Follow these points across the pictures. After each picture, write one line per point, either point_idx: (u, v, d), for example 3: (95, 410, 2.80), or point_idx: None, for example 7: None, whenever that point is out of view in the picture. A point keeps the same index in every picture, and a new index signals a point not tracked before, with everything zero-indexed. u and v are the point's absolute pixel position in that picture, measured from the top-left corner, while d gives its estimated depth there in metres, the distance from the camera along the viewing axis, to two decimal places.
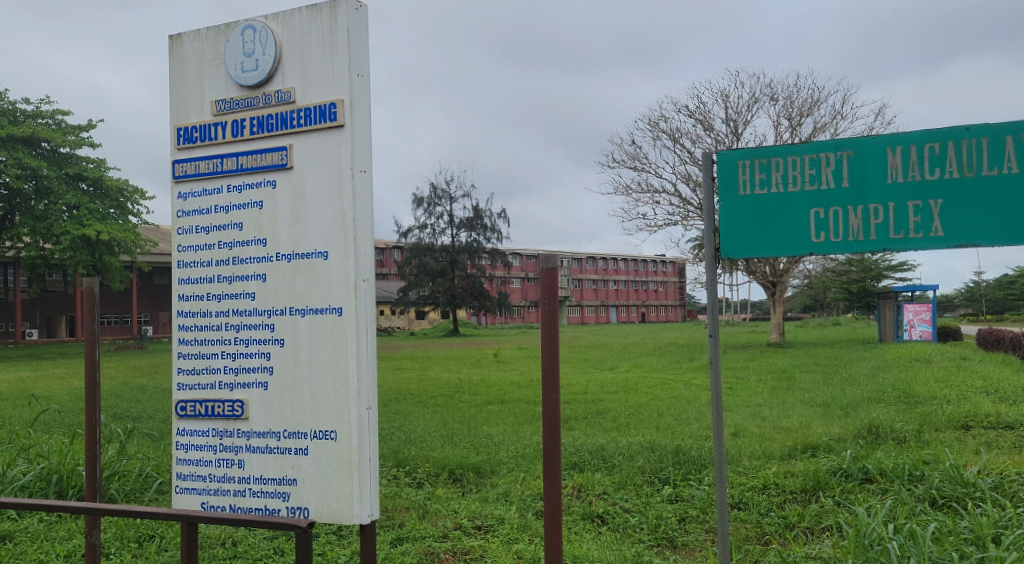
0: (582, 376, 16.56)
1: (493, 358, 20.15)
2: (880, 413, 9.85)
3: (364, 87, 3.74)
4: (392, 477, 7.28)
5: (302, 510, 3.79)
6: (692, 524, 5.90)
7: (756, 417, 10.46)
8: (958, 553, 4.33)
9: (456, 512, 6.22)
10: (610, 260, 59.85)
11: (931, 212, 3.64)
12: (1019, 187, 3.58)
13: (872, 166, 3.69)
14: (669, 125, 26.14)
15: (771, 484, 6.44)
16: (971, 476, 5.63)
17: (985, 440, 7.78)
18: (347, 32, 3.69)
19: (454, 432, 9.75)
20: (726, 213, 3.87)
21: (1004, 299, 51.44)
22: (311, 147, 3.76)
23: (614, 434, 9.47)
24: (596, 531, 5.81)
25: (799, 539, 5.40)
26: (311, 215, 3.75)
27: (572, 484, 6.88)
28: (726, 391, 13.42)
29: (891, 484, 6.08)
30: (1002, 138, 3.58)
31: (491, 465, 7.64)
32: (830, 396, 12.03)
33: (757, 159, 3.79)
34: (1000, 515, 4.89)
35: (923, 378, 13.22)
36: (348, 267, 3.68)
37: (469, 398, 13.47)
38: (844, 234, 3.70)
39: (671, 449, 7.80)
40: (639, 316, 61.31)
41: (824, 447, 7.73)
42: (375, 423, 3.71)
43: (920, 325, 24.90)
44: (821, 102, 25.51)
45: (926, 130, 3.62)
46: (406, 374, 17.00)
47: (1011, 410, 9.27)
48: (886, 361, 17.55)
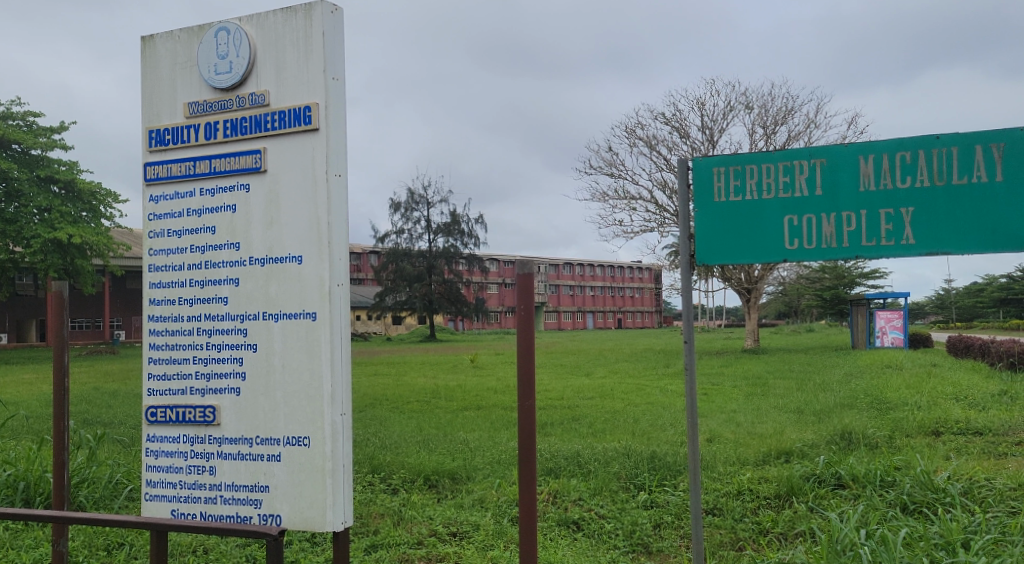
0: (559, 382, 16.55)
1: (470, 364, 20.12)
2: (852, 419, 9.94)
3: (339, 91, 3.71)
4: (366, 483, 7.24)
5: (274, 517, 3.75)
6: (667, 530, 5.90)
7: (731, 423, 10.51)
8: (928, 557, 4.38)
9: (432, 518, 6.20)
10: (587, 266, 59.98)
11: (902, 220, 3.67)
12: (988, 196, 3.61)
13: (845, 175, 3.72)
14: (645, 132, 26.36)
15: (745, 489, 6.47)
16: (940, 481, 5.70)
17: (956, 445, 7.87)
18: (322, 35, 3.67)
19: (429, 438, 9.70)
20: (701, 220, 3.88)
21: (973, 306, 52.15)
22: (285, 150, 3.73)
23: (589, 440, 9.47)
24: (571, 537, 5.80)
25: (773, 545, 5.44)
26: (285, 218, 3.72)
27: (548, 490, 6.87)
28: (701, 397, 13.49)
29: (863, 490, 6.13)
30: (971, 147, 3.62)
31: (466, 471, 7.62)
32: (803, 402, 12.12)
33: (731, 166, 3.84)
34: (970, 520, 4.95)
35: (895, 385, 13.36)
36: (322, 271, 3.66)
37: (445, 404, 13.42)
38: (817, 241, 3.74)
39: (646, 455, 7.81)
40: (616, 321, 61.52)
41: (797, 453, 7.78)
42: (349, 429, 3.68)
43: (891, 332, 25.05)
44: (795, 111, 25.83)
45: (897, 139, 3.67)
46: (382, 379, 16.95)
47: (981, 416, 9.38)
48: (858, 367, 17.72)
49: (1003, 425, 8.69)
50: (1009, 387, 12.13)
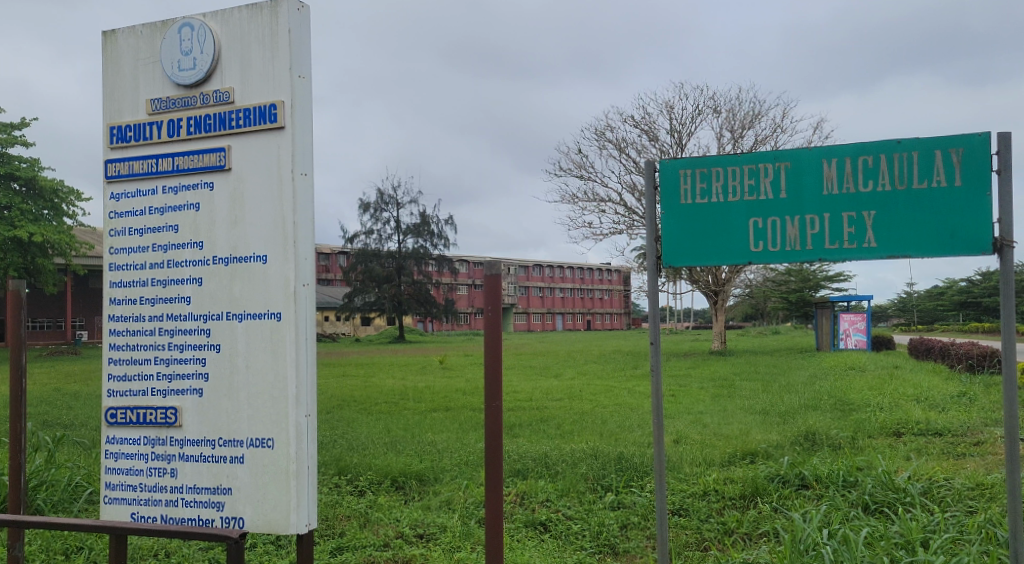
0: (528, 383, 16.52)
1: (439, 365, 20.03)
2: (816, 420, 10.07)
3: (305, 89, 3.68)
4: (333, 485, 7.19)
5: (236, 520, 3.70)
6: (633, 530, 5.92)
7: (698, 424, 10.58)
8: (888, 556, 4.45)
9: (398, 520, 6.15)
10: (556, 268, 60.07)
11: (864, 223, 3.71)
12: (950, 200, 3.64)
13: (809, 178, 3.77)
14: (615, 135, 26.51)
15: (711, 490, 6.52)
16: (901, 482, 5.78)
17: (916, 447, 7.99)
18: (288, 32, 3.63)
19: (397, 440, 9.64)
20: (668, 222, 3.90)
21: (934, 309, 53.04)
22: (249, 149, 3.69)
23: (557, 442, 9.45)
24: (538, 538, 5.80)
25: (738, 545, 5.48)
26: (249, 217, 3.68)
27: (515, 491, 6.87)
28: (668, 399, 13.56)
29: (825, 490, 6.21)
30: (932, 152, 3.66)
31: (434, 473, 7.58)
32: (769, 404, 12.25)
33: (697, 168, 3.87)
34: (929, 519, 5.03)
35: (858, 386, 13.54)
36: (288, 271, 3.62)
37: (414, 406, 13.33)
38: (781, 243, 3.79)
39: (613, 457, 7.84)
40: (585, 323, 61.67)
41: (762, 454, 7.85)
42: (314, 431, 3.65)
43: (855, 334, 25.38)
44: (763, 115, 26.09)
45: (859, 144, 3.71)
46: (350, 380, 16.80)
47: (942, 418, 9.53)
48: (823, 369, 17.90)
49: (963, 426, 8.85)
50: (968, 388, 12.35)
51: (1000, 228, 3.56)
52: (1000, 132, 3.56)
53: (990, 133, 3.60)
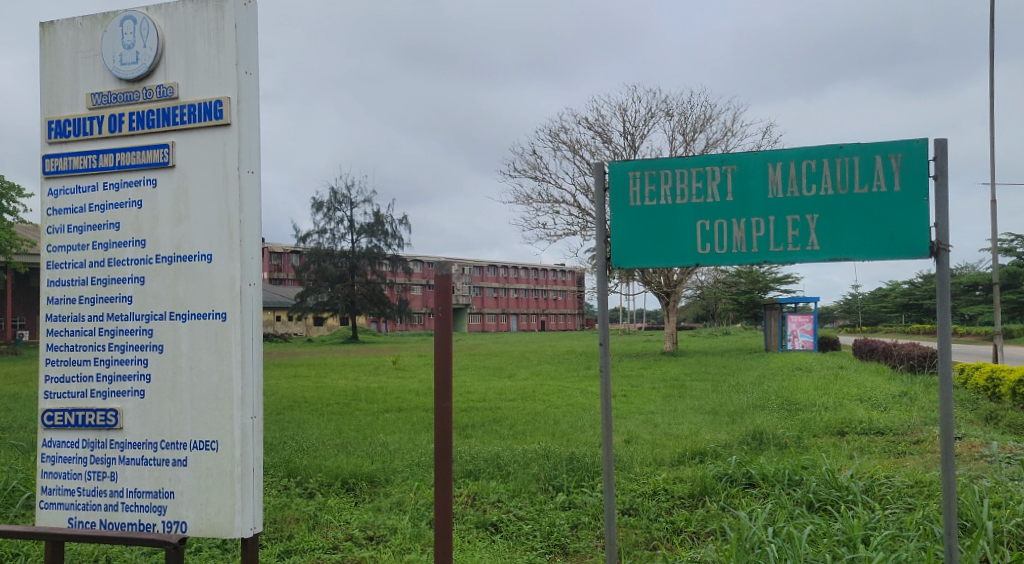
0: (482, 384, 16.49)
1: (392, 365, 19.91)
2: (763, 420, 10.25)
3: (252, 86, 3.63)
4: (282, 488, 7.09)
5: (179, 524, 3.63)
6: (583, 530, 5.95)
7: (648, 424, 10.66)
8: (831, 554, 4.54)
9: (349, 522, 6.11)
10: (510, 268, 60.08)
11: (808, 227, 3.78)
12: (889, 204, 3.72)
13: (755, 181, 3.83)
14: (569, 136, 26.65)
15: (660, 489, 6.59)
16: (844, 480, 5.91)
17: (859, 444, 8.20)
18: (234, 28, 3.57)
19: (348, 441, 9.58)
20: (617, 224, 3.94)
21: (878, 311, 54.41)
22: (194, 145, 3.63)
23: (510, 442, 9.48)
24: (489, 539, 5.80)
25: (686, 543, 5.54)
26: (194, 215, 3.61)
27: (466, 492, 6.86)
28: (620, 399, 13.64)
29: (772, 488, 6.31)
30: (872, 157, 3.73)
31: (385, 474, 7.54)
32: (718, 404, 12.41)
33: (646, 170, 3.89)
34: (870, 517, 5.14)
35: (803, 386, 13.80)
36: (233, 270, 3.56)
37: (366, 406, 13.25)
38: (728, 246, 3.84)
39: (565, 457, 7.87)
40: (539, 324, 61.79)
41: (710, 453, 7.96)
42: (260, 433, 3.59)
43: (802, 335, 25.92)
44: (713, 119, 26.46)
45: (803, 148, 3.77)
46: (301, 381, 16.57)
47: (883, 417, 9.79)
48: (771, 370, 18.18)
49: (903, 425, 9.08)
50: (909, 388, 12.65)
51: (937, 231, 3.65)
52: (937, 138, 3.65)
53: (928, 140, 3.69)
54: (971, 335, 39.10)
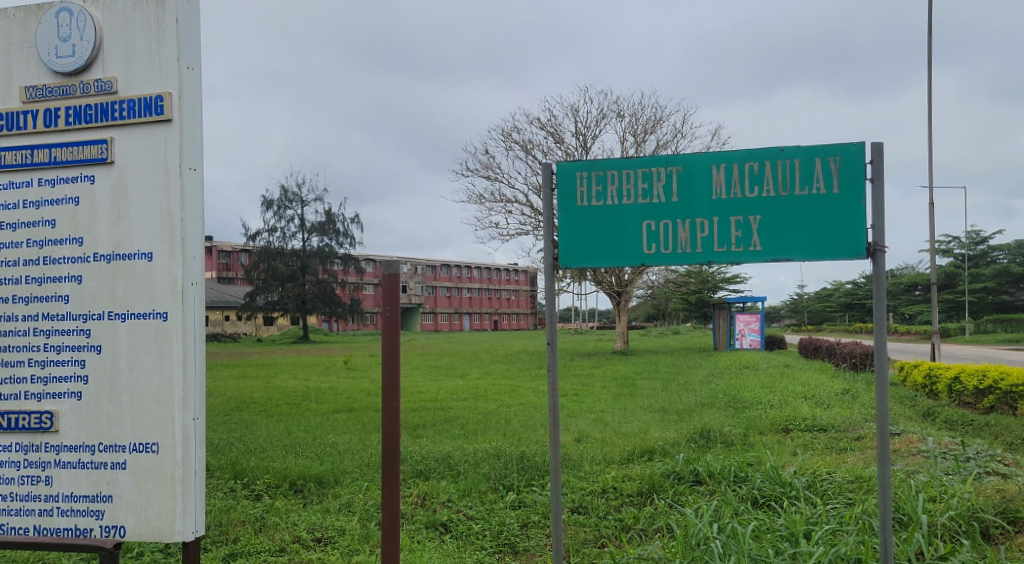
0: (434, 383, 16.46)
1: (343, 365, 19.71)
2: (710, 418, 10.39)
3: (194, 81, 3.57)
4: (228, 490, 6.97)
5: (117, 528, 3.55)
6: (533, 529, 5.97)
7: (599, 423, 10.71)
8: (774, 549, 4.63)
9: (296, 524, 6.03)
10: (462, 267, 59.92)
11: (750, 227, 3.84)
12: (828, 206, 3.79)
13: (698, 183, 3.89)
14: (521, 136, 26.67)
15: (609, 487, 6.64)
16: (787, 476, 6.03)
17: (803, 441, 8.38)
18: (176, 22, 3.50)
19: (297, 442, 9.47)
20: (565, 223, 3.98)
21: (823, 310, 55.72)
22: (133, 140, 3.55)
23: (461, 442, 9.48)
24: (439, 539, 5.79)
25: (634, 541, 5.58)
26: (133, 213, 3.54)
27: (416, 492, 6.83)
28: (571, 398, 13.68)
29: (718, 485, 6.39)
30: (812, 160, 3.81)
31: (334, 474, 7.46)
32: (667, 402, 12.57)
33: (593, 171, 3.93)
34: (813, 512, 5.24)
35: (750, 385, 14.01)
36: (175, 269, 3.50)
37: (315, 407, 13.10)
38: (673, 246, 3.88)
39: (515, 456, 7.89)
40: (492, 323, 61.79)
41: (659, 451, 8.04)
42: (202, 435, 3.53)
43: (750, 334, 26.35)
44: (664, 120, 26.71)
45: (746, 150, 3.84)
46: (250, 381, 16.30)
47: (826, 413, 10.03)
48: (719, 368, 18.53)
49: (845, 422, 9.31)
50: (851, 386, 12.92)
51: (874, 232, 3.74)
52: (874, 141, 3.74)
53: (865, 143, 3.78)
54: (911, 334, 40.15)
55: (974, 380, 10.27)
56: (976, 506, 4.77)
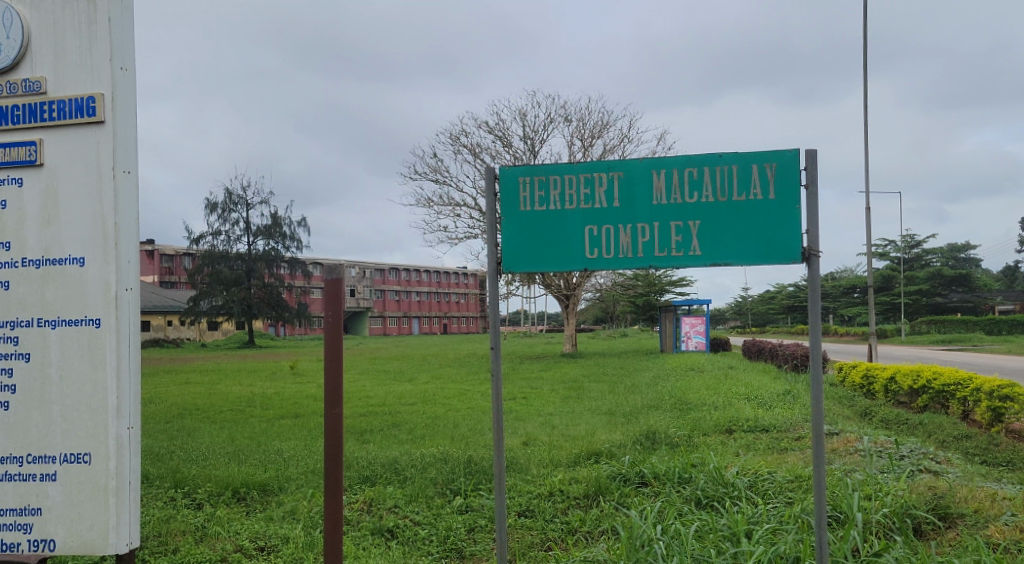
0: (381, 388, 16.31)
1: (290, 370, 19.43)
2: (656, 419, 10.51)
3: (128, 82, 3.48)
4: (168, 500, 6.81)
5: (46, 543, 3.45)
6: (480, 533, 5.95)
7: (547, 426, 10.76)
8: (716, 549, 4.70)
9: (238, 533, 5.91)
10: (411, 271, 59.57)
11: (690, 232, 3.89)
12: (764, 212, 3.87)
13: (639, 189, 3.92)
14: (469, 140, 26.65)
15: (556, 490, 6.67)
16: (730, 476, 6.12)
17: (745, 441, 8.53)
18: (109, 22, 3.42)
19: (240, 449, 9.29)
20: (508, 229, 3.99)
21: (766, 312, 56.83)
22: (63, 142, 3.45)
23: (408, 446, 9.42)
24: (385, 546, 5.73)
25: (580, 543, 5.61)
26: (64, 217, 3.44)
27: (362, 498, 6.75)
28: (520, 401, 13.68)
29: (663, 486, 6.44)
30: (749, 166, 3.88)
31: (279, 482, 7.34)
32: (614, 404, 12.68)
33: (535, 176, 3.96)
34: (754, 512, 5.32)
35: (695, 387, 14.20)
36: (108, 274, 3.41)
37: (260, 413, 12.89)
38: (615, 251, 3.91)
39: (462, 460, 7.87)
40: (441, 327, 61.62)
41: (605, 453, 8.09)
42: (137, 444, 3.44)
43: (695, 337, 26.69)
44: (610, 125, 26.96)
45: (685, 156, 3.89)
46: (192, 387, 15.99)
47: (768, 414, 10.22)
48: (665, 370, 18.75)
49: (786, 422, 9.50)
50: (792, 387, 13.19)
51: (809, 238, 3.82)
52: (808, 149, 3.83)
53: (799, 150, 3.86)
54: (850, 335, 41.13)
55: (909, 380, 10.55)
56: (909, 502, 4.90)
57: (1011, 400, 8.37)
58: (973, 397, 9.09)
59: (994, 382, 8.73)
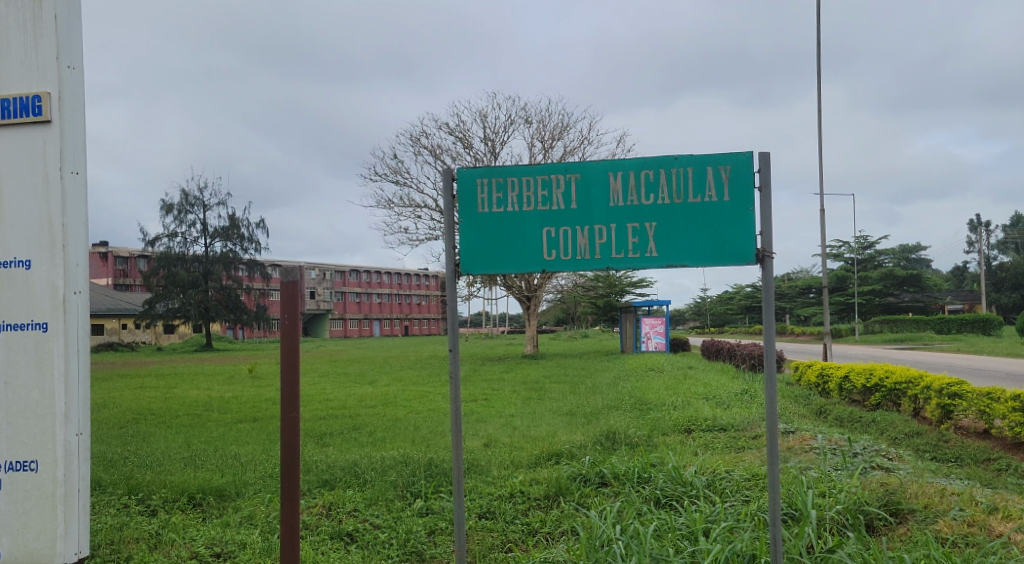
0: (341, 391, 16.17)
1: (248, 373, 19.18)
2: (616, 420, 10.59)
3: (76, 81, 3.40)
4: (121, 507, 6.67)
5: None
6: (440, 536, 5.93)
7: (508, 427, 10.78)
8: (674, 548, 4.75)
9: (194, 539, 5.82)
10: (372, 272, 59.16)
11: (646, 234, 3.92)
12: (719, 214, 3.90)
13: (597, 190, 3.94)
14: (429, 141, 26.59)
15: (517, 492, 6.68)
16: (688, 476, 6.17)
17: (704, 440, 8.63)
18: (55, 19, 3.34)
19: (197, 454, 9.14)
20: (465, 231, 3.98)
21: (725, 312, 57.54)
22: (7, 142, 3.36)
23: (368, 450, 9.36)
24: (344, 550, 5.68)
25: (541, 544, 5.62)
26: (8, 218, 3.35)
27: (321, 502, 6.68)
28: (481, 403, 13.65)
29: (622, 486, 6.47)
30: (704, 169, 3.91)
31: (236, 487, 7.24)
32: (575, 405, 12.73)
33: (493, 178, 3.96)
34: (711, 510, 5.37)
35: (654, 387, 14.31)
36: (56, 277, 3.33)
37: (218, 417, 12.69)
38: (572, 252, 3.93)
39: (423, 462, 7.84)
40: (402, 328, 61.31)
41: (566, 454, 8.12)
42: (87, 451, 3.37)
43: (655, 337, 26.85)
44: (571, 127, 27.07)
45: (641, 158, 3.91)
46: (148, 391, 15.71)
47: (726, 413, 10.34)
48: (626, 370, 18.89)
49: (743, 421, 9.62)
50: (750, 387, 13.36)
51: (762, 239, 3.87)
52: (761, 151, 3.87)
53: (753, 152, 3.91)
54: (805, 335, 41.79)
55: (862, 378, 10.75)
56: (861, 499, 4.99)
57: (960, 397, 8.59)
58: (923, 395, 9.29)
59: (944, 379, 8.94)
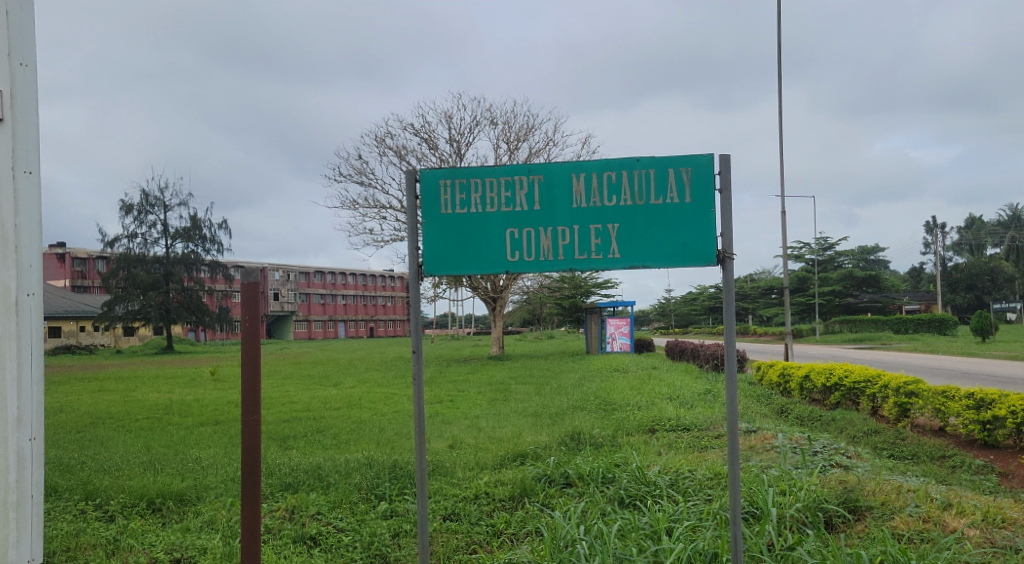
0: (305, 393, 16.04)
1: (210, 376, 18.92)
2: (581, 420, 10.64)
3: (28, 78, 3.33)
4: (77, 513, 6.55)
5: None
6: (404, 538, 5.90)
7: (473, 428, 10.78)
8: (638, 547, 4.76)
9: (153, 545, 5.72)
10: (337, 274, 58.73)
11: (609, 235, 3.93)
12: (680, 215, 3.93)
13: (560, 192, 3.96)
14: (394, 142, 26.43)
15: (482, 493, 6.67)
16: (652, 475, 6.22)
17: (667, 440, 8.71)
18: (6, 14, 3.26)
19: (157, 458, 9.01)
20: (428, 232, 3.96)
21: (688, 313, 58.09)
22: None
23: (332, 452, 9.29)
24: (307, 554, 5.62)
25: (505, 545, 5.61)
26: None
27: (284, 505, 6.60)
28: (446, 405, 13.61)
29: (587, 486, 6.48)
30: (666, 170, 3.93)
31: (197, 491, 7.14)
32: (540, 406, 12.77)
33: (456, 179, 3.95)
34: (673, 509, 5.41)
35: (619, 387, 14.40)
36: (7, 278, 3.24)
37: (179, 421, 12.49)
38: (536, 254, 3.94)
39: (387, 465, 7.79)
40: (367, 330, 60.95)
41: (531, 455, 8.14)
42: (39, 455, 3.31)
43: (620, 337, 26.72)
44: (536, 128, 27.08)
45: (604, 160, 3.92)
46: (106, 395, 15.41)
47: (689, 413, 10.43)
48: (591, 371, 18.94)
49: (706, 421, 9.72)
50: (713, 387, 13.51)
51: (723, 241, 3.90)
52: (722, 154, 3.91)
53: (714, 155, 3.94)
54: (768, 335, 42.32)
55: (822, 378, 10.91)
56: (820, 497, 5.06)
57: (916, 396, 8.76)
58: (881, 394, 9.44)
59: (901, 378, 9.10)
